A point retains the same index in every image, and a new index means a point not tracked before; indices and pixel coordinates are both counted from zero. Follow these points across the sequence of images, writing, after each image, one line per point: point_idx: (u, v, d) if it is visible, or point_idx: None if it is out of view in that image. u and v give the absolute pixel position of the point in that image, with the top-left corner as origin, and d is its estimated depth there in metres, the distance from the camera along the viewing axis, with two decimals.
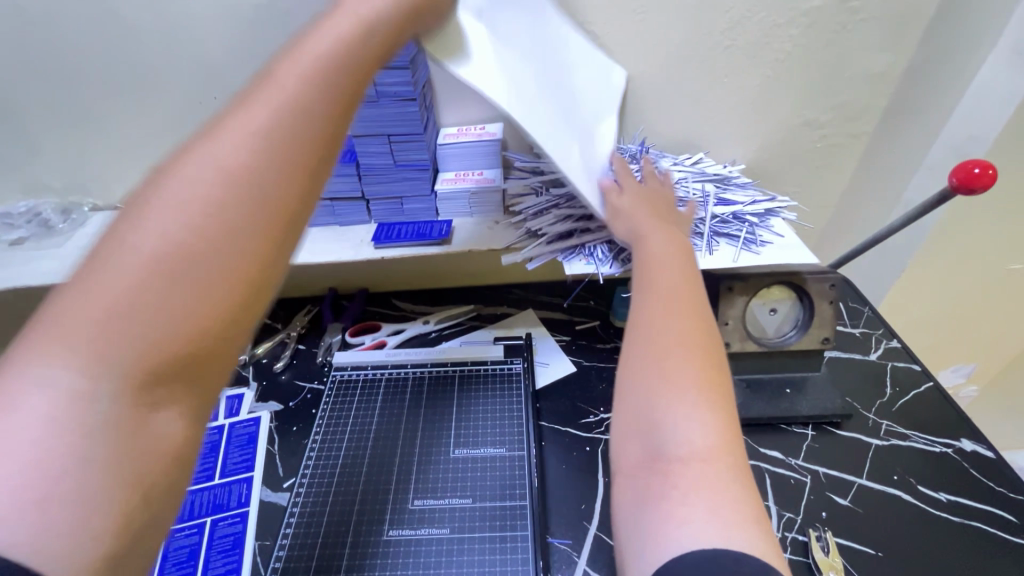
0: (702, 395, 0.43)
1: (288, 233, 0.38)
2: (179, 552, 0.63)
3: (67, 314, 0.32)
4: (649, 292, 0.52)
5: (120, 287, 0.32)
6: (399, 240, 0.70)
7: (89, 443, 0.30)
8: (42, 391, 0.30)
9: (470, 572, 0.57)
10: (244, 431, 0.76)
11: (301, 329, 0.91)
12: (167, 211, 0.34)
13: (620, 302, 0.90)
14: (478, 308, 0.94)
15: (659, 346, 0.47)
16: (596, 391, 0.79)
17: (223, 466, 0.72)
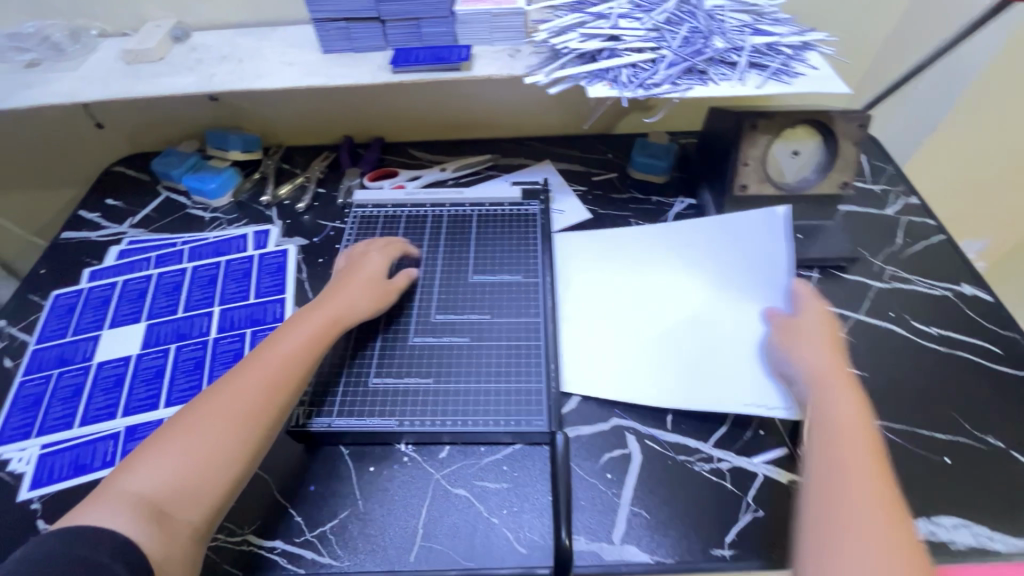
0: (887, 532, 0.42)
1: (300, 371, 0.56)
2: (225, 354, 0.69)
3: (197, 411, 0.51)
4: (833, 410, 0.51)
5: (221, 415, 0.50)
6: (417, 63, 0.68)
7: (195, 440, 0.48)
8: (187, 428, 0.49)
9: (488, 374, 0.64)
10: (273, 260, 0.80)
11: (320, 174, 0.93)
12: (254, 371, 0.54)
13: (638, 152, 0.89)
14: (495, 158, 0.94)
15: (846, 462, 0.46)
16: (609, 235, 0.81)
17: (257, 289, 0.77)
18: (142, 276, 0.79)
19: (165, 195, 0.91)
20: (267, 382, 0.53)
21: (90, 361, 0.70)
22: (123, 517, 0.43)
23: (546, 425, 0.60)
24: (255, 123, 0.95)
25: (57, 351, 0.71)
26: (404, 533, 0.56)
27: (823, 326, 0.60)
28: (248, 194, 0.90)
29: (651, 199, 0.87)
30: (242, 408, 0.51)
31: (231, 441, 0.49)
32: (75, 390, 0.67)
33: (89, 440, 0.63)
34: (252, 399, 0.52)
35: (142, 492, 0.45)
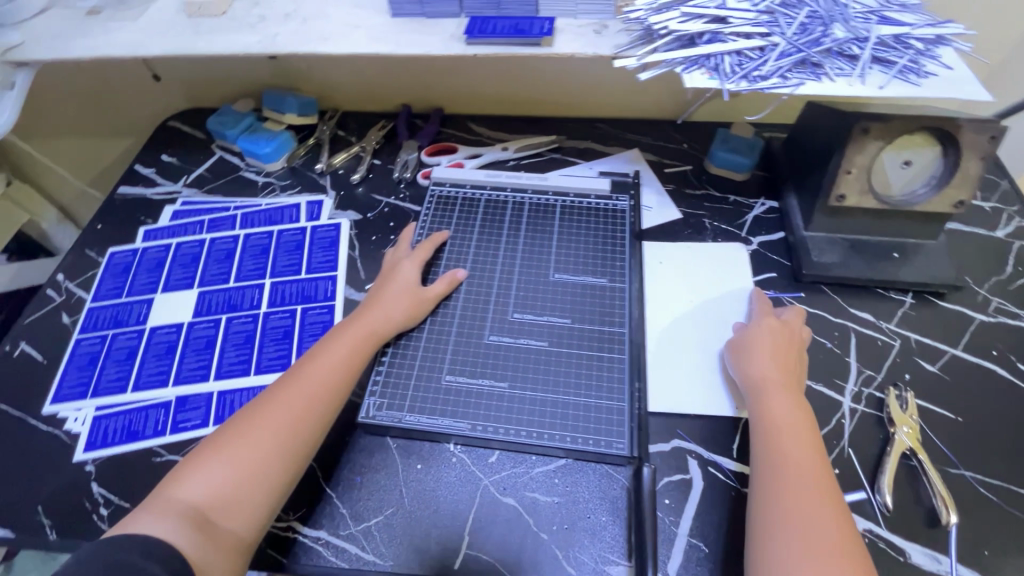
0: (837, 526, 0.45)
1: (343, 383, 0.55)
2: (275, 331, 0.68)
3: (246, 421, 0.51)
4: (776, 416, 0.53)
5: (268, 427, 0.51)
6: (494, 35, 0.62)
7: (243, 452, 0.49)
8: (237, 438, 0.50)
9: (568, 387, 0.58)
10: (326, 235, 0.77)
11: (376, 143, 0.89)
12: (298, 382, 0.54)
13: (719, 145, 0.82)
14: (560, 140, 0.88)
15: (792, 470, 0.48)
16: (680, 235, 0.75)
17: (309, 264, 0.74)
18: (195, 241, 0.78)
19: (219, 155, 0.89)
20: (306, 397, 0.53)
21: (144, 325, 0.70)
22: (173, 526, 0.45)
23: (626, 450, 0.55)
24: (313, 85, 0.91)
25: (112, 311, 0.71)
26: (449, 538, 0.54)
27: (783, 338, 0.59)
28: (302, 161, 0.87)
29: (728, 199, 0.80)
30: (282, 423, 0.51)
31: (273, 456, 0.50)
32: (129, 353, 0.67)
33: (141, 406, 0.63)
34: (292, 413, 0.52)
35: (193, 500, 0.47)
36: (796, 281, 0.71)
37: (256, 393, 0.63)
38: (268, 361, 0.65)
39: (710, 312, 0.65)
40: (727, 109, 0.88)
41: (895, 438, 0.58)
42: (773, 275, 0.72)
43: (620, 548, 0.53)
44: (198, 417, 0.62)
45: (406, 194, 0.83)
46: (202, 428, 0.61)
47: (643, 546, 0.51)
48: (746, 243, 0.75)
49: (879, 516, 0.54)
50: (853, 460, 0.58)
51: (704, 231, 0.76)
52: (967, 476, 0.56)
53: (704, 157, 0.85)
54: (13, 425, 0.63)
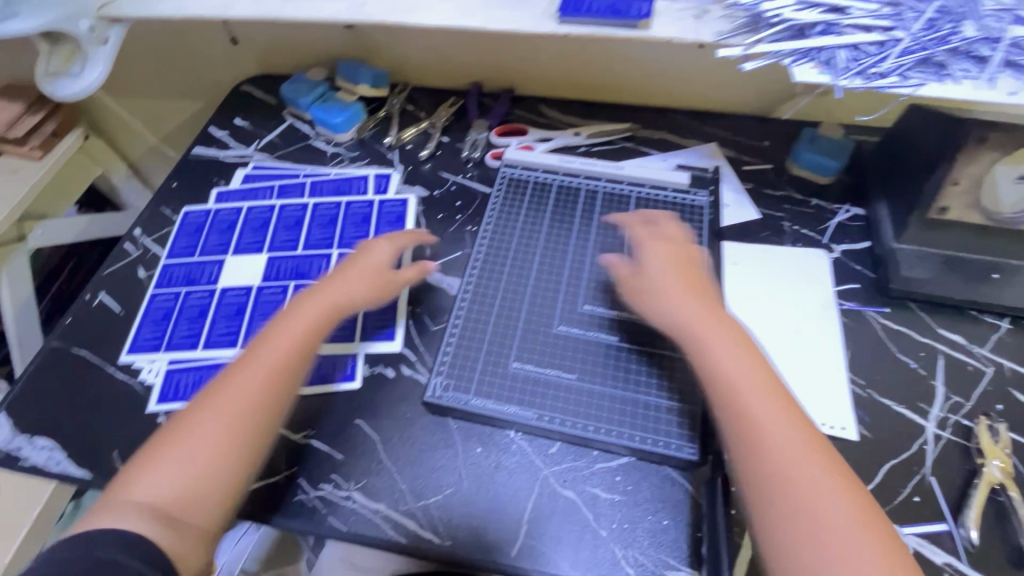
0: (835, 480, 0.44)
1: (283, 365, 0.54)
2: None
3: (200, 411, 0.51)
4: (755, 415, 0.47)
5: (220, 414, 0.50)
6: (589, 15, 0.59)
7: (198, 442, 0.49)
8: (196, 431, 0.50)
9: (637, 384, 0.58)
10: (393, 210, 0.77)
11: (446, 120, 0.87)
12: (248, 367, 0.53)
13: (805, 145, 0.77)
14: (634, 129, 0.85)
15: (770, 436, 0.46)
16: (757, 237, 0.72)
17: (375, 237, 0.74)
18: (265, 206, 0.79)
19: (290, 122, 0.90)
20: (263, 376, 0.53)
21: (215, 285, 0.71)
22: (135, 520, 0.45)
23: (696, 454, 0.54)
24: (386, 57, 0.90)
25: (185, 269, 0.73)
26: (507, 524, 0.54)
27: (687, 269, 0.58)
28: (371, 133, 0.87)
29: (810, 202, 0.76)
30: (240, 405, 0.51)
31: (228, 442, 0.50)
32: (201, 311, 0.69)
33: (211, 364, 0.65)
34: (232, 393, 0.52)
35: (154, 494, 0.47)
36: (881, 295, 0.67)
37: (322, 361, 0.64)
38: (334, 331, 0.66)
39: (789, 320, 0.64)
40: (815, 107, 0.83)
41: (984, 471, 0.54)
42: (856, 286, 0.68)
43: (683, 554, 0.51)
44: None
45: (473, 173, 0.81)
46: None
47: (720, 549, 0.49)
48: (828, 250, 0.71)
49: (961, 550, 0.51)
50: (934, 489, 0.55)
51: (783, 235, 0.73)
52: None
53: (786, 156, 0.81)
54: (91, 371, 0.65)
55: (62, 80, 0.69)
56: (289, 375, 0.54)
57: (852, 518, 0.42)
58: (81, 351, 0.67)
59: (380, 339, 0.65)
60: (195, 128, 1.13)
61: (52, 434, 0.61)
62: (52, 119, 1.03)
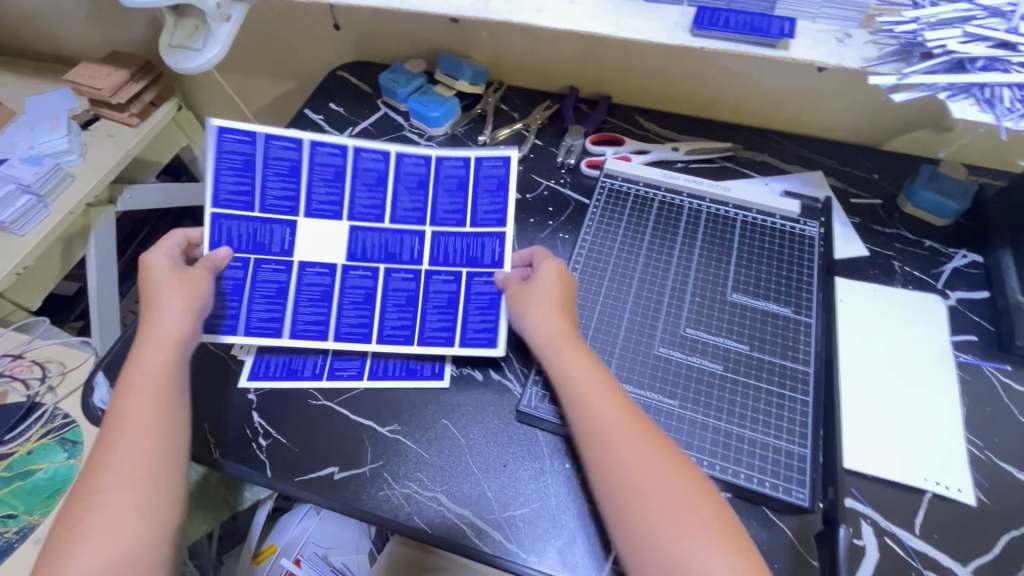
0: (705, 518, 0.43)
1: (151, 407, 0.51)
2: (439, 297, 0.66)
3: (92, 492, 0.46)
4: (568, 375, 0.52)
5: (114, 483, 0.46)
6: (727, 29, 0.57)
7: (102, 518, 0.45)
8: (96, 516, 0.45)
9: (740, 418, 0.55)
10: (492, 173, 0.70)
11: (540, 123, 0.86)
12: (120, 424, 0.49)
13: (923, 183, 0.73)
14: (736, 150, 0.82)
15: (633, 473, 0.46)
16: (865, 276, 0.69)
17: (474, 211, 0.69)
18: (335, 147, 0.68)
19: (384, 111, 0.90)
20: (144, 435, 0.49)
21: (291, 257, 0.66)
22: None
23: (806, 501, 0.51)
24: (485, 53, 0.89)
25: (248, 229, 0.65)
26: (597, 545, 0.52)
27: (564, 286, 0.59)
28: (464, 130, 0.87)
29: (924, 243, 0.72)
30: (131, 469, 0.47)
31: (136, 501, 0.46)
32: (279, 290, 0.65)
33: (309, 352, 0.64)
34: (120, 463, 0.47)
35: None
36: (1001, 350, 0.63)
37: (408, 355, 0.64)
38: (473, 333, 0.63)
39: (900, 368, 0.61)
40: (932, 143, 0.79)
41: None
42: (973, 338, 0.64)
43: None
44: (354, 370, 0.63)
45: (567, 180, 0.80)
46: (357, 380, 0.63)
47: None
48: (943, 297, 0.67)
49: None
50: None
51: (893, 275, 0.69)
52: None
53: (898, 192, 0.77)
54: None
55: (184, 53, 0.71)
56: (147, 415, 0.50)
57: (716, 553, 0.41)
58: None
59: (481, 343, 0.63)
60: (282, 107, 1.15)
61: None
62: (150, 87, 1.06)
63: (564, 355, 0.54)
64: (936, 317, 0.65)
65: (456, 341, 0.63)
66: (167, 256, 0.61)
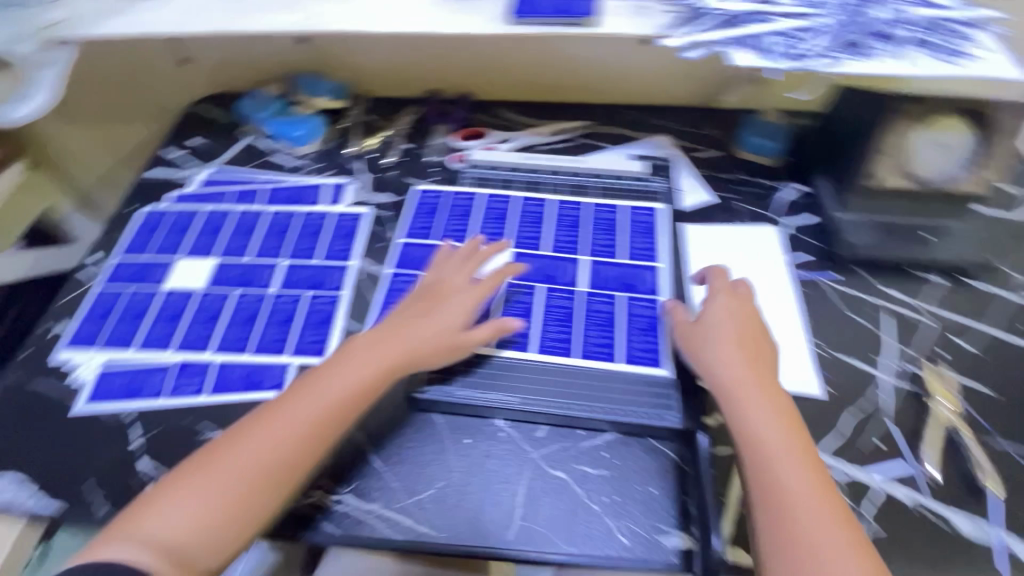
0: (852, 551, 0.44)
1: (358, 392, 0.55)
2: (279, 313, 0.69)
3: (223, 458, 0.51)
4: (754, 424, 0.51)
5: (287, 452, 0.51)
6: (540, 14, 0.63)
7: (233, 488, 0.49)
8: (242, 480, 0.50)
9: (611, 362, 0.63)
10: (462, 204, 0.78)
11: (407, 128, 0.89)
12: (309, 402, 0.54)
13: (749, 130, 0.83)
14: (590, 126, 0.88)
15: (796, 509, 0.46)
16: (713, 221, 0.77)
17: (513, 238, 0.74)
18: (223, 211, 0.80)
19: (251, 139, 0.89)
20: (322, 414, 0.53)
21: (160, 285, 0.72)
22: (136, 554, 0.45)
23: (677, 421, 0.58)
24: (342, 68, 0.91)
25: (134, 268, 0.74)
26: (501, 506, 0.55)
27: (757, 331, 0.59)
28: (334, 144, 0.87)
29: (759, 182, 0.81)
30: (264, 466, 0.50)
31: (256, 467, 0.50)
32: (141, 311, 0.69)
33: (145, 364, 0.65)
34: (263, 444, 0.51)
35: (159, 535, 0.47)
36: (830, 262, 0.72)
37: (253, 368, 0.64)
38: (593, 346, 0.64)
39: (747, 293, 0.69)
40: (755, 95, 0.88)
41: (935, 411, 0.59)
42: (807, 256, 0.73)
43: (672, 519, 0.54)
44: (194, 386, 0.63)
45: (439, 177, 0.83)
46: (197, 396, 0.62)
47: (708, 512, 0.52)
48: (778, 226, 0.76)
49: (923, 486, 0.55)
50: (894, 434, 0.59)
51: (736, 214, 0.78)
52: (1004, 446, 0.58)
53: (733, 142, 0.86)
54: (55, 405, 0.62)
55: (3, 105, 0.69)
56: (355, 398, 0.55)
57: None
58: (41, 385, 0.64)
59: (310, 353, 0.65)
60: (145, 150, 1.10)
61: (15, 472, 0.58)
62: None
63: (751, 405, 0.52)
64: (771, 245, 0.74)
65: (288, 349, 0.66)
66: (469, 271, 0.66)
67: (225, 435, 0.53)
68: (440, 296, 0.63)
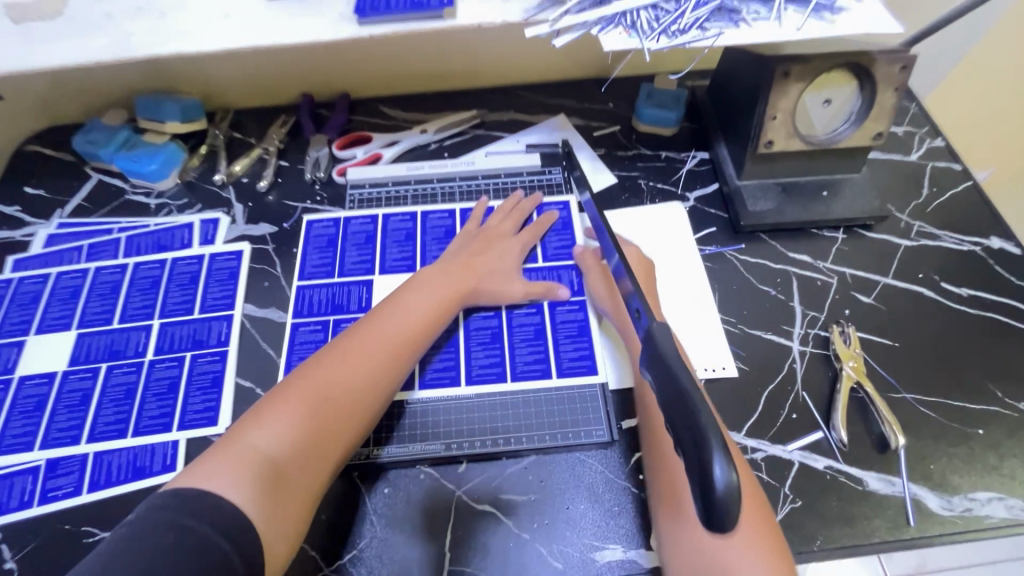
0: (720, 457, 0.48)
1: (424, 332, 0.59)
2: (159, 383, 0.61)
3: (303, 394, 0.51)
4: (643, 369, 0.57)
5: (363, 385, 0.54)
6: (389, 10, 0.55)
7: (317, 420, 0.51)
8: (322, 412, 0.51)
9: (535, 386, 0.60)
10: (361, 229, 0.71)
11: (280, 142, 0.80)
12: (374, 338, 0.56)
13: (645, 101, 0.79)
14: (482, 114, 0.82)
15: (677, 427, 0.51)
16: (618, 205, 0.74)
17: (423, 257, 0.69)
18: (76, 270, 0.69)
19: (97, 178, 0.77)
20: (393, 349, 0.56)
21: (12, 374, 0.62)
22: (244, 478, 0.46)
23: (601, 435, 0.57)
24: (193, 82, 0.80)
25: None
26: (429, 554, 0.53)
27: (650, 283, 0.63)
28: (197, 173, 0.78)
29: (660, 155, 0.78)
30: (345, 398, 0.52)
31: (341, 402, 0.52)
32: None
33: (5, 472, 0.56)
34: (355, 360, 0.54)
35: (266, 456, 0.48)
36: (735, 232, 0.71)
37: (137, 452, 0.57)
38: (524, 365, 0.61)
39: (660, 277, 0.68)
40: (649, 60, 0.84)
41: (842, 373, 0.60)
42: (713, 229, 0.72)
43: (602, 534, 0.53)
44: (71, 485, 0.56)
45: (323, 195, 0.75)
46: (76, 495, 0.55)
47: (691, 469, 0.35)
48: (683, 200, 0.74)
49: (836, 451, 0.57)
50: (808, 402, 0.60)
51: (641, 194, 0.75)
52: (907, 397, 0.60)
53: (631, 114, 0.82)
54: None
55: None
56: (416, 339, 0.58)
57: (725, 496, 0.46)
58: None
59: (201, 424, 0.59)
60: None
61: None
62: None
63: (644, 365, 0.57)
64: (677, 226, 0.72)
65: (174, 425, 0.59)
66: (493, 218, 0.69)
67: (296, 376, 0.53)
68: (474, 242, 0.66)
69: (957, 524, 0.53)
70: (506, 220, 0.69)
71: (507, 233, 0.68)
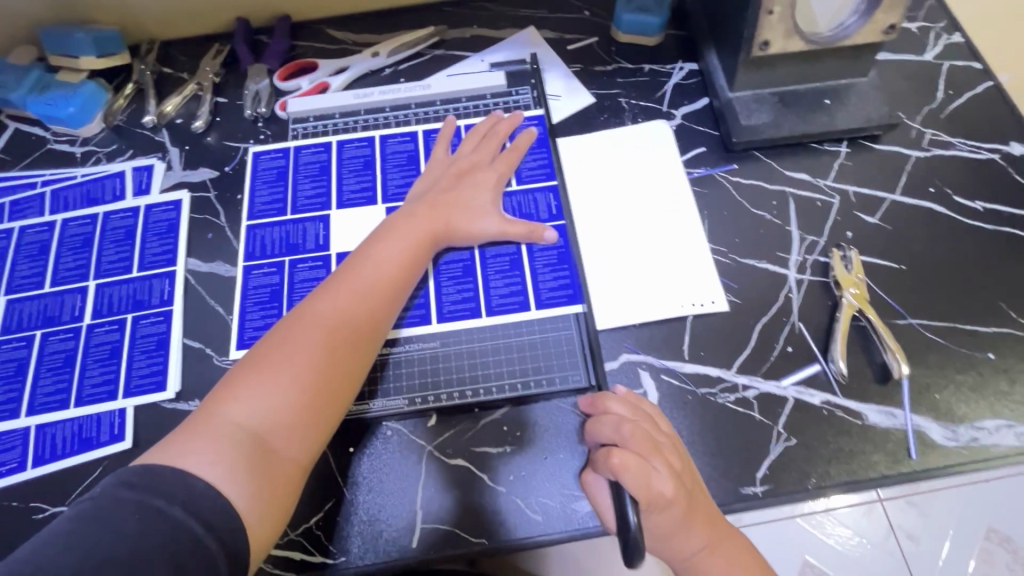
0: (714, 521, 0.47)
1: (405, 276, 0.52)
2: (100, 349, 0.56)
3: (276, 357, 0.45)
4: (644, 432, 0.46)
5: (344, 338, 0.47)
6: None
7: (296, 382, 0.45)
8: (299, 375, 0.45)
9: (509, 329, 0.55)
10: (313, 159, 0.64)
11: (215, 76, 0.71)
12: (347, 286, 0.50)
13: (624, 5, 0.69)
14: (441, 31, 0.72)
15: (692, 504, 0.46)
16: (597, 128, 0.66)
17: (385, 188, 0.62)
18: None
19: (13, 127, 0.69)
20: (371, 298, 0.50)
21: None
22: (222, 457, 0.41)
23: (579, 380, 0.53)
24: (108, 9, 0.69)
25: None
26: (400, 517, 0.49)
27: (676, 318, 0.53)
28: (125, 116, 0.69)
29: (643, 68, 0.69)
30: (325, 355, 0.46)
31: (320, 361, 0.46)
32: None
33: None
34: (331, 313, 0.48)
35: (243, 429, 0.42)
36: (726, 152, 0.64)
37: (82, 423, 0.53)
38: (500, 299, 0.56)
39: (644, 204, 0.61)
40: None
41: (843, 302, 0.55)
42: (702, 150, 0.64)
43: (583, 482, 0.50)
44: (14, 461, 0.52)
45: (267, 133, 0.67)
46: (21, 471, 0.52)
47: None
48: (668, 119, 0.66)
49: (834, 385, 0.53)
50: (804, 334, 0.55)
51: (622, 114, 0.67)
52: (912, 323, 0.55)
53: (609, 23, 0.72)
54: None
55: None
56: (396, 285, 0.52)
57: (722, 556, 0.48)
58: None
59: (149, 390, 0.55)
60: None
61: None
62: None
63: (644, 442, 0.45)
64: (662, 147, 0.64)
65: (119, 393, 0.55)
66: (468, 146, 0.61)
67: (265, 338, 0.47)
68: (451, 176, 0.59)
69: (961, 455, 0.50)
70: (479, 147, 0.61)
71: (485, 163, 0.60)
